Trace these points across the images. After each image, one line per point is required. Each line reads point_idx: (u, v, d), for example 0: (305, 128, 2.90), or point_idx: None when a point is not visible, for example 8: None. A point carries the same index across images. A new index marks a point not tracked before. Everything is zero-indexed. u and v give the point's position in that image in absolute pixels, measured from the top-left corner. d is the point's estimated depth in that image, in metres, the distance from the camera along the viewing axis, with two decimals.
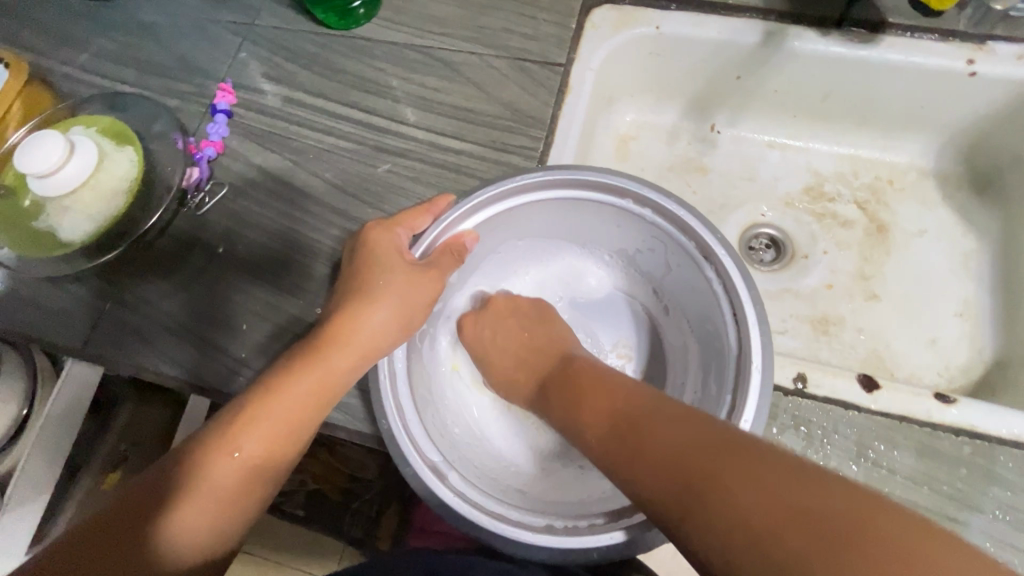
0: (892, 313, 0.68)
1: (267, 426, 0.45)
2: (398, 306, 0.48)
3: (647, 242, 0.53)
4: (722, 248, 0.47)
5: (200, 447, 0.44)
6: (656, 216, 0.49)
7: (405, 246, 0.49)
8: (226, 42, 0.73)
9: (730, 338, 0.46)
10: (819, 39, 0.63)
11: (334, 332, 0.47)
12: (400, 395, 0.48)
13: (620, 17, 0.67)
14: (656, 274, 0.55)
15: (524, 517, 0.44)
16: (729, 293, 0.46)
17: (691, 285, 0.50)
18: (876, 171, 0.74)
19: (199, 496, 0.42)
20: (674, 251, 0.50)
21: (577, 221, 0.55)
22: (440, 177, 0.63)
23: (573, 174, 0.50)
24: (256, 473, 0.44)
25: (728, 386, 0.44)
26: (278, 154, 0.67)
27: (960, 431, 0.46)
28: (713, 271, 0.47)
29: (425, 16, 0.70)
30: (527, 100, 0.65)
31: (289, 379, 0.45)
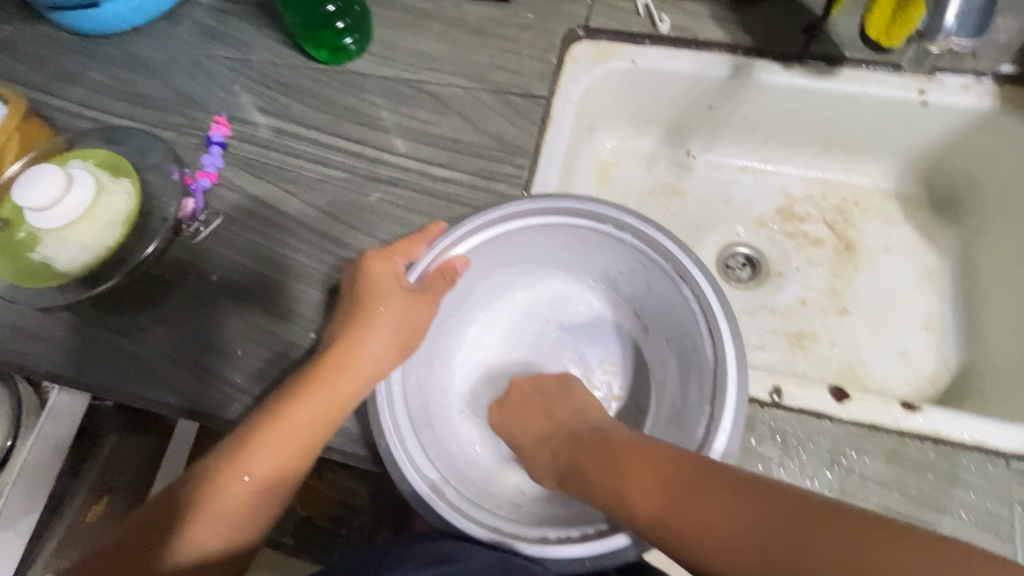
0: (863, 327, 0.71)
1: (271, 449, 0.46)
2: (395, 329, 0.49)
3: (627, 264, 0.55)
4: (696, 268, 0.49)
5: (209, 472, 0.46)
6: (634, 239, 0.52)
7: (400, 272, 0.51)
8: (221, 76, 0.75)
9: (707, 352, 0.48)
10: (782, 72, 0.68)
11: (334, 356, 0.48)
12: (397, 415, 0.49)
13: (599, 53, 0.71)
14: (637, 294, 0.57)
15: (519, 530, 0.46)
16: (705, 310, 0.49)
17: (671, 304, 0.53)
18: (843, 193, 0.78)
19: (208, 519, 0.45)
20: (653, 272, 0.53)
21: (563, 246, 0.57)
22: (430, 204, 0.66)
23: (555, 202, 0.52)
24: (263, 497, 0.46)
25: (707, 399, 0.47)
26: (272, 183, 0.69)
27: (926, 437, 0.49)
28: (690, 291, 0.50)
29: (413, 51, 0.74)
30: (512, 130, 0.68)
31: (292, 405, 0.47)
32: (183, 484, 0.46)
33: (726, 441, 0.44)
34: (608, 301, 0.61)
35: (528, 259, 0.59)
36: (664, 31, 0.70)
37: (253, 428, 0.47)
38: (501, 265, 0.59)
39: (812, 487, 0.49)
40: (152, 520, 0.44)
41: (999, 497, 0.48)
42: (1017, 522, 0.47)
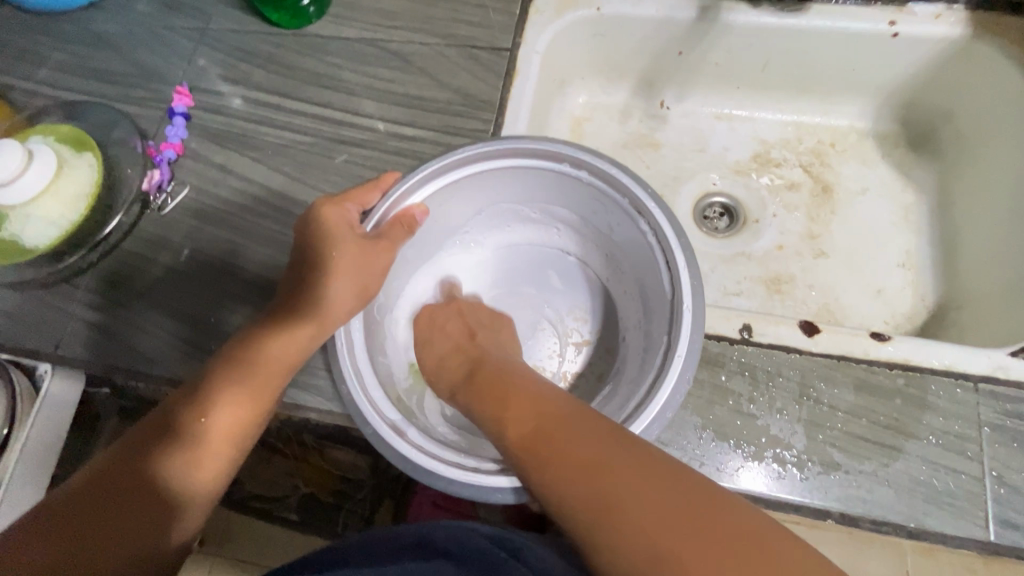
0: (840, 267, 0.71)
1: (228, 405, 0.46)
2: (352, 275, 0.49)
3: (589, 205, 0.55)
4: (652, 201, 0.50)
5: (171, 417, 0.46)
6: (591, 176, 0.52)
7: (355, 221, 0.51)
8: (181, 46, 0.74)
9: (665, 283, 0.49)
10: (750, 11, 0.66)
11: (293, 302, 0.49)
12: (358, 361, 0.50)
13: (563, 1, 0.69)
14: (600, 235, 0.57)
15: (481, 463, 0.46)
16: (663, 242, 0.49)
17: (632, 241, 0.53)
18: (819, 135, 0.77)
19: (167, 461, 0.45)
20: (612, 210, 0.53)
21: (524, 192, 0.57)
22: (396, 163, 0.65)
23: (511, 143, 0.53)
24: (225, 439, 0.46)
25: (666, 328, 0.48)
26: (238, 152, 0.68)
27: (894, 364, 0.49)
28: (647, 224, 0.50)
29: (374, 10, 0.72)
30: (476, 85, 0.67)
31: (246, 361, 0.48)
32: (127, 452, 0.45)
33: (682, 365, 0.45)
34: (576, 247, 0.61)
35: (495, 207, 0.59)
36: None
37: (203, 387, 0.47)
38: (464, 213, 0.59)
39: (782, 420, 0.49)
40: (96, 490, 0.43)
41: (967, 419, 0.48)
42: (983, 442, 0.47)
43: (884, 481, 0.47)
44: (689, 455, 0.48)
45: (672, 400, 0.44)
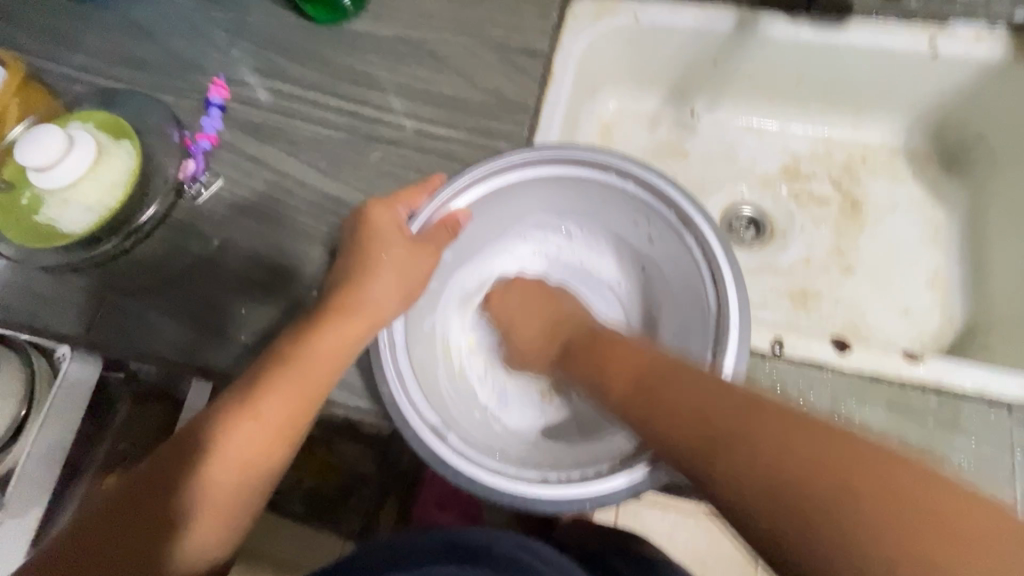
0: (867, 285, 0.71)
1: (278, 404, 0.47)
2: (399, 278, 0.50)
3: (631, 216, 0.56)
4: (700, 216, 0.50)
5: (223, 414, 0.46)
6: (636, 188, 0.53)
7: (403, 221, 0.51)
8: (218, 38, 0.75)
9: (709, 297, 0.49)
10: (787, 24, 0.66)
11: (339, 302, 0.49)
12: (399, 363, 0.51)
13: (600, 8, 0.70)
14: (640, 248, 0.58)
15: (520, 471, 0.47)
16: (708, 256, 0.50)
17: (674, 254, 0.54)
18: (849, 150, 0.77)
19: (220, 457, 0.45)
20: (656, 222, 0.54)
21: (565, 200, 0.58)
22: (429, 162, 0.65)
23: (558, 151, 0.53)
24: (275, 438, 0.47)
25: (708, 343, 0.48)
26: (272, 145, 0.68)
27: (927, 386, 0.49)
28: (693, 239, 0.51)
29: (411, 10, 0.72)
30: (511, 87, 0.67)
31: (288, 366, 0.48)
32: (184, 449, 0.46)
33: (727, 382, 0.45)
34: (610, 265, 0.62)
35: (535, 218, 0.61)
36: None
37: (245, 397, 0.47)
38: (503, 220, 0.59)
39: None
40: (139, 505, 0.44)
41: (999, 443, 0.48)
42: (1015, 467, 0.47)
43: None
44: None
45: None
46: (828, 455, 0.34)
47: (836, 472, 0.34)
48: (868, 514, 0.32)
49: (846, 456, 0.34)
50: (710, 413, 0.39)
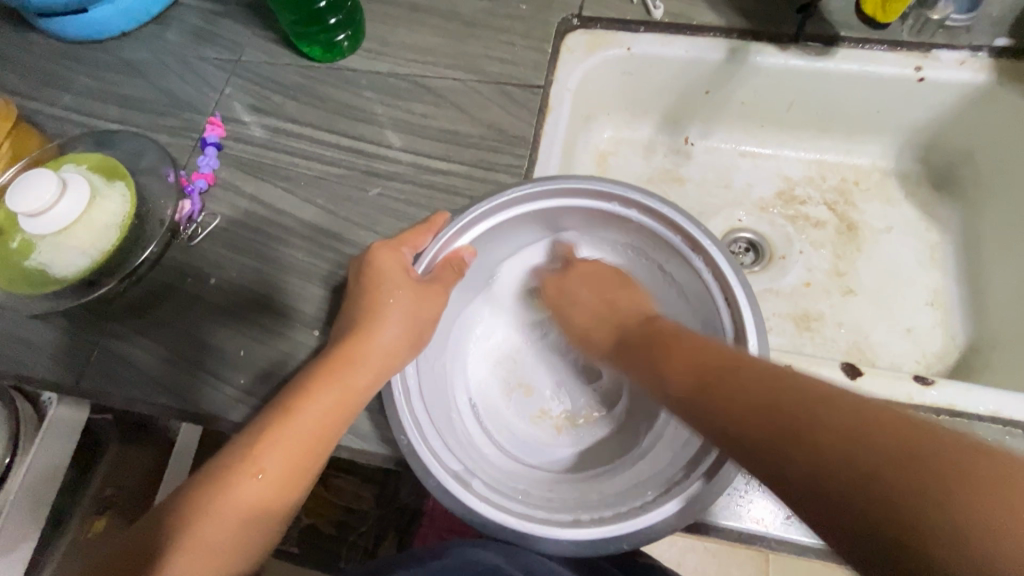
0: (869, 306, 0.71)
1: (280, 461, 0.45)
2: (409, 323, 0.50)
3: (637, 241, 0.56)
4: (706, 240, 0.50)
5: (223, 471, 0.45)
6: (640, 214, 0.53)
7: (409, 263, 0.51)
8: (213, 77, 0.75)
9: (724, 321, 0.49)
10: (778, 54, 0.68)
11: (346, 351, 0.48)
12: (415, 410, 0.50)
13: (593, 41, 0.71)
14: (646, 272, 0.58)
15: (550, 514, 0.46)
16: (719, 280, 0.49)
17: (683, 278, 0.54)
18: (842, 173, 0.78)
19: (216, 517, 0.44)
20: (662, 246, 0.54)
21: (568, 229, 0.58)
22: (429, 197, 0.65)
23: (559, 184, 0.53)
24: (277, 496, 0.45)
25: None
26: (268, 183, 0.68)
27: (940, 410, 0.50)
28: (702, 261, 0.50)
29: (407, 46, 0.73)
30: (509, 120, 0.67)
31: (292, 417, 0.46)
32: (182, 507, 0.44)
33: None
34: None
35: (534, 247, 0.61)
36: (658, 17, 0.70)
37: (244, 453, 0.46)
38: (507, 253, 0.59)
39: None
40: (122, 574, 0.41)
41: None
42: None
43: None
44: (736, 498, 0.49)
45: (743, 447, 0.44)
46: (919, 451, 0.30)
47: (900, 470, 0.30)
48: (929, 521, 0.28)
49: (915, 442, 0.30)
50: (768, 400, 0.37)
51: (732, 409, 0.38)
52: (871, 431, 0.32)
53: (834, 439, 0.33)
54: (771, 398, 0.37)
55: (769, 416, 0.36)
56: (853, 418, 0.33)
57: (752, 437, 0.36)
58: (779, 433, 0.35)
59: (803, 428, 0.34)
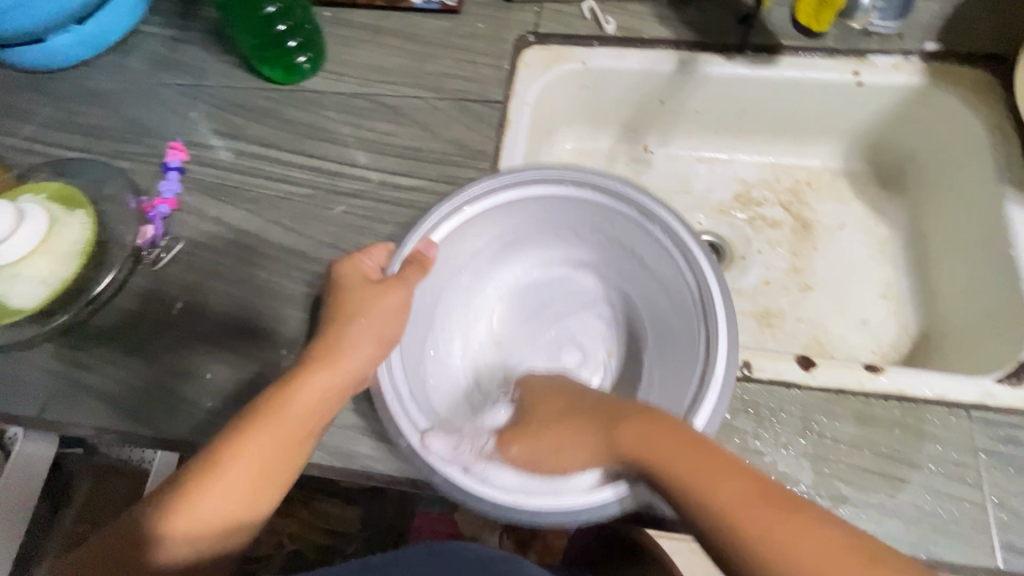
0: (827, 301, 0.73)
1: (260, 451, 0.46)
2: (384, 317, 0.51)
3: (600, 222, 0.61)
4: (659, 207, 0.56)
5: (202, 461, 0.45)
6: (601, 193, 0.58)
7: (372, 271, 0.53)
8: (176, 103, 0.75)
9: (687, 278, 0.54)
10: (725, 63, 0.71)
11: (326, 344, 0.50)
12: (402, 393, 0.52)
13: (549, 56, 0.73)
14: (612, 256, 0.63)
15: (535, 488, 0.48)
16: (678, 242, 0.55)
17: (647, 247, 0.59)
18: (795, 174, 0.81)
19: (195, 507, 0.44)
20: (623, 222, 0.59)
21: (537, 219, 0.62)
22: (394, 213, 0.66)
23: (521, 174, 0.57)
24: (257, 486, 0.46)
25: (697, 325, 0.53)
26: (232, 204, 0.68)
27: (891, 396, 0.51)
28: (658, 228, 0.56)
29: (368, 66, 0.75)
30: (470, 135, 0.69)
31: (274, 407, 0.47)
32: (161, 497, 0.44)
33: (725, 358, 0.49)
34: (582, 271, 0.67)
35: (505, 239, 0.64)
36: (610, 32, 0.73)
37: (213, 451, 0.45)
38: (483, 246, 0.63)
39: (788, 454, 0.50)
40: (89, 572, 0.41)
41: (964, 447, 0.49)
42: (982, 468, 0.49)
43: (892, 512, 0.48)
44: None
45: (722, 395, 0.48)
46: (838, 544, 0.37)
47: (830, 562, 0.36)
48: None
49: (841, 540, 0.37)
50: (703, 477, 0.41)
51: (697, 490, 0.41)
52: (802, 520, 0.38)
53: (768, 520, 0.39)
54: (714, 474, 0.41)
55: (719, 489, 0.41)
56: (782, 501, 0.39)
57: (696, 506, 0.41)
58: (717, 509, 0.40)
59: (745, 513, 0.39)
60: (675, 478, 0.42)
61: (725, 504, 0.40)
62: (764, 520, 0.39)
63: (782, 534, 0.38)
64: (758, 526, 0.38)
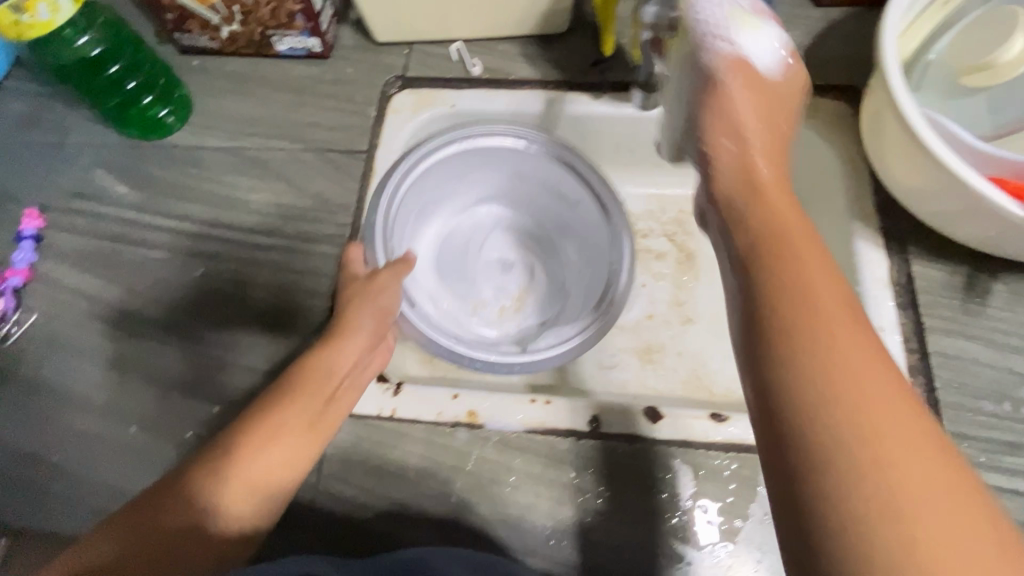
0: (706, 334, 0.74)
1: (295, 412, 0.49)
2: (375, 310, 0.57)
3: (476, 158, 0.73)
4: (532, 141, 0.71)
5: (258, 419, 0.48)
6: (480, 135, 0.71)
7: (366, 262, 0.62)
8: (32, 162, 0.72)
9: (558, 151, 0.71)
10: (590, 101, 0.70)
11: (342, 320, 0.56)
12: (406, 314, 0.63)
13: (418, 100, 0.72)
14: (481, 175, 0.77)
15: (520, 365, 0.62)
16: (547, 146, 0.71)
17: (519, 161, 0.74)
18: (679, 205, 0.81)
19: (256, 459, 0.46)
20: (499, 152, 0.73)
21: (428, 181, 0.73)
22: (255, 274, 0.65)
23: (412, 155, 0.68)
24: (302, 443, 0.49)
25: (572, 171, 0.72)
26: (91, 272, 0.66)
27: (731, 447, 0.53)
28: (528, 142, 0.71)
29: (234, 117, 0.73)
30: (334, 189, 0.68)
31: (304, 384, 0.51)
32: (217, 456, 0.46)
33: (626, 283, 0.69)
34: (482, 207, 0.81)
35: (422, 201, 0.75)
36: (477, 74, 0.73)
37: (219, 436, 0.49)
38: (402, 223, 0.72)
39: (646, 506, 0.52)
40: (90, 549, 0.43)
41: None
42: None
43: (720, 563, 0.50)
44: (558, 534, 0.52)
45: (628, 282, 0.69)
46: (912, 496, 0.29)
47: (928, 513, 0.29)
48: (889, 557, 0.28)
49: (909, 504, 0.29)
50: (889, 400, 0.31)
51: (830, 393, 0.31)
52: (915, 455, 0.30)
53: (887, 461, 0.30)
54: (831, 361, 0.32)
55: (846, 398, 0.31)
56: (888, 433, 0.30)
57: (830, 431, 0.31)
58: (782, 335, 0.34)
59: (878, 424, 0.30)
60: (784, 353, 0.33)
61: (853, 416, 0.31)
62: (872, 441, 0.30)
63: (876, 452, 0.30)
64: (840, 426, 0.31)
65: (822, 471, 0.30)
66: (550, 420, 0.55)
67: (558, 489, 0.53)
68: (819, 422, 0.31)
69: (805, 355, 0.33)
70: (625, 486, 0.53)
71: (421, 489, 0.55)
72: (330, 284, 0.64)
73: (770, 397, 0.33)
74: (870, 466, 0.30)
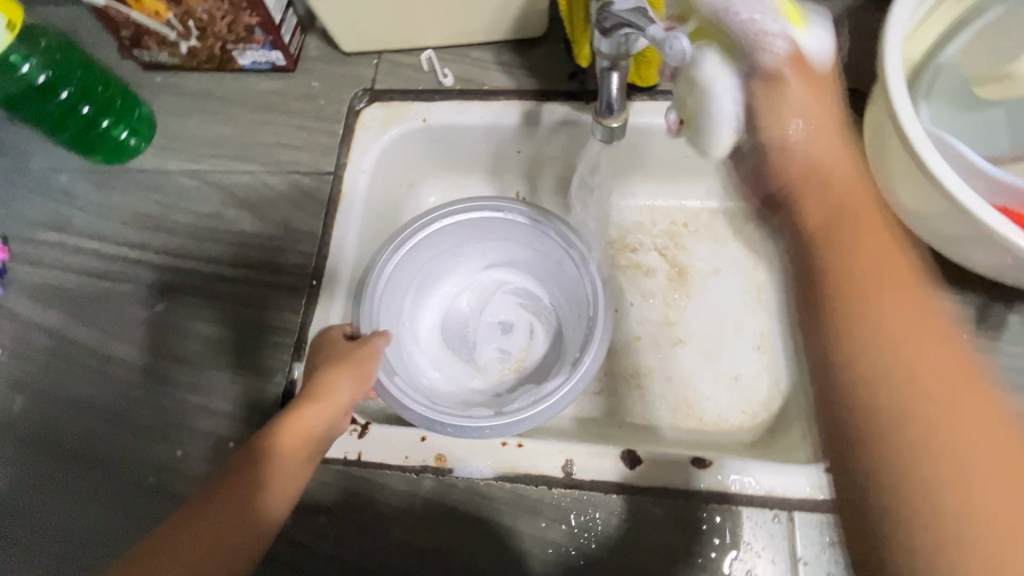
0: (697, 356, 0.69)
1: (334, 395, 0.52)
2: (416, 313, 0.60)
3: (458, 233, 0.71)
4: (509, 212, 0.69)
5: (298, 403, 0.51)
6: (455, 213, 0.68)
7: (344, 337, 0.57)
8: None
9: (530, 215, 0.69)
10: (571, 112, 0.65)
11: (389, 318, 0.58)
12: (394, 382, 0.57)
13: (388, 114, 0.68)
14: (471, 250, 0.74)
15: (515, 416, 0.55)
16: (520, 210, 0.69)
17: (502, 230, 0.71)
18: (671, 216, 0.76)
19: (292, 443, 0.49)
20: (480, 224, 0.71)
21: (417, 268, 0.71)
22: (219, 307, 0.63)
23: (388, 252, 0.65)
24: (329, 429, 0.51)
25: (551, 234, 0.68)
26: (55, 306, 0.65)
27: (713, 496, 0.50)
28: (505, 212, 0.69)
29: (198, 138, 0.70)
30: (300, 214, 0.65)
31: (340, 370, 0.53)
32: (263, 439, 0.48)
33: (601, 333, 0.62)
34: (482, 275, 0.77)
35: (422, 267, 0.72)
36: (449, 85, 0.68)
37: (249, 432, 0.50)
38: (396, 306, 0.69)
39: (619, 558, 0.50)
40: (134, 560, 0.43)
41: (773, 546, 0.49)
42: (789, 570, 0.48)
43: None
44: None
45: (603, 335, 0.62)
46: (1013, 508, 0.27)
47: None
48: (985, 543, 0.27)
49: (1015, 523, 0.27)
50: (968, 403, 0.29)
51: (927, 420, 0.29)
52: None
53: (979, 465, 0.28)
54: (912, 348, 0.30)
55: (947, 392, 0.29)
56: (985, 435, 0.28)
57: (919, 417, 0.29)
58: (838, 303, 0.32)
59: (966, 415, 0.29)
60: (844, 330, 0.31)
61: (934, 417, 0.29)
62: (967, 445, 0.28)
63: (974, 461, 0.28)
64: (913, 430, 0.29)
65: (905, 446, 0.29)
66: (521, 465, 0.53)
67: (521, 539, 0.51)
68: (899, 461, 0.29)
69: (852, 336, 0.31)
70: (594, 536, 0.51)
71: (384, 537, 0.53)
72: (295, 319, 0.61)
73: (828, 364, 0.32)
74: (958, 473, 0.28)
